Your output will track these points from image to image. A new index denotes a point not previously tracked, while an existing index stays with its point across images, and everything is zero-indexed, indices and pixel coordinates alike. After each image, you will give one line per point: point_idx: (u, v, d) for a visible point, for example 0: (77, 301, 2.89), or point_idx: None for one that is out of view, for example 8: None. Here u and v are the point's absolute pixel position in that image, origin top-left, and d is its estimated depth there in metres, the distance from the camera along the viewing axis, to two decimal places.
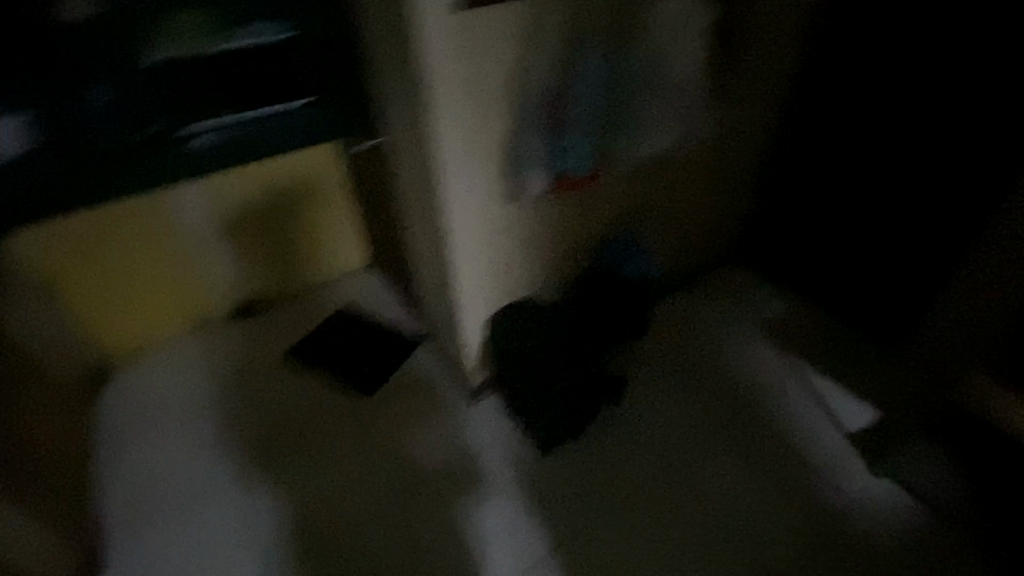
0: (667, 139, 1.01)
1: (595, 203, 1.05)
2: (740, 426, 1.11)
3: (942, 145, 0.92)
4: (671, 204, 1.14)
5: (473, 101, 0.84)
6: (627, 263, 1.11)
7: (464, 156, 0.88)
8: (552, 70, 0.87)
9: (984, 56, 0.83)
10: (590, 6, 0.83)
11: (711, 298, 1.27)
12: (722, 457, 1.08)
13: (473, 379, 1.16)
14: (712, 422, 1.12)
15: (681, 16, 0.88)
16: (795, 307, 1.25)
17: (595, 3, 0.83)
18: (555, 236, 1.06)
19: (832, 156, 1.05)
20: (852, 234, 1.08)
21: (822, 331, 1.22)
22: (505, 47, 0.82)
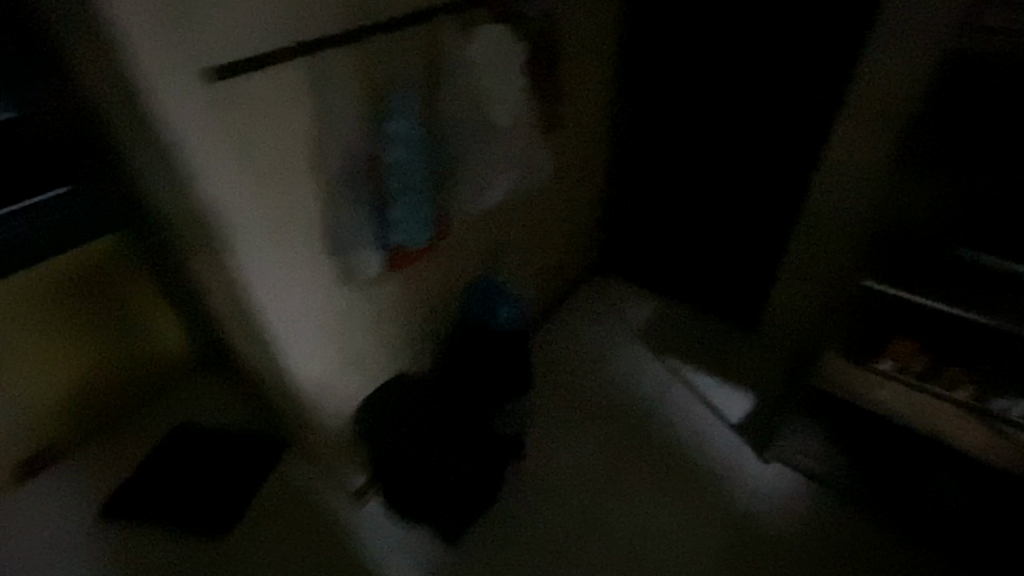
0: (506, 179, 1.14)
1: (454, 265, 1.34)
2: (602, 413, 1.66)
3: (740, 122, 1.53)
4: (519, 234, 1.55)
5: (270, 198, 0.92)
6: (495, 309, 1.43)
7: (281, 249, 0.97)
8: (363, 158, 0.99)
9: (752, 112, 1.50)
10: (389, 70, 0.98)
11: (590, 315, 1.95)
12: (594, 447, 1.58)
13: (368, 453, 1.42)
14: (615, 426, 1.63)
15: (497, 55, 1.02)
16: (668, 316, 1.96)
17: (397, 59, 0.98)
18: (412, 312, 1.32)
19: (686, 148, 1.65)
20: (724, 214, 1.70)
21: (691, 336, 1.91)
22: (293, 136, 0.91)
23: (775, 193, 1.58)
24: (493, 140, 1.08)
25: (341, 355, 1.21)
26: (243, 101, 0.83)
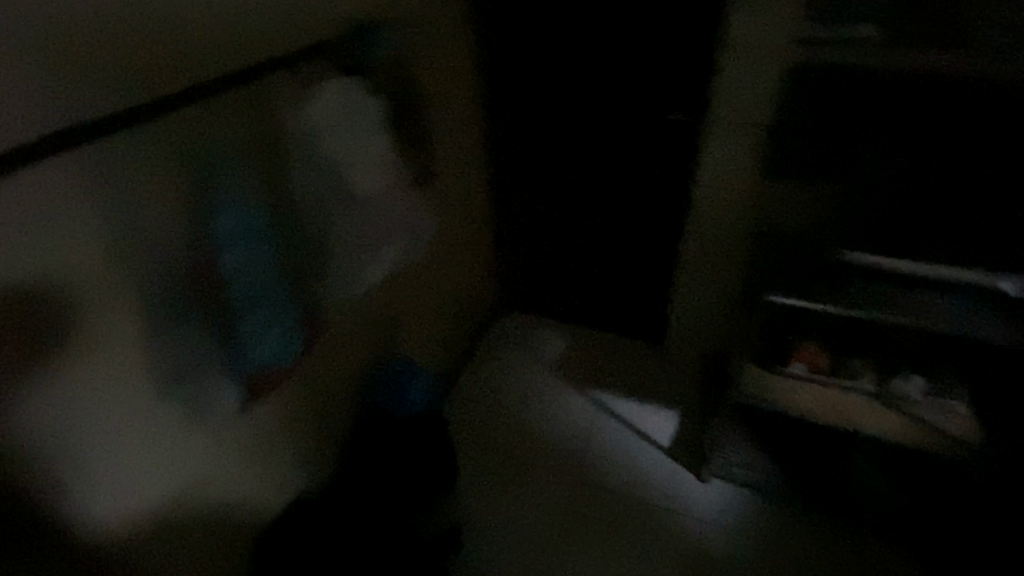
0: (368, 243, 1.08)
1: (335, 349, 1.16)
2: (529, 461, 1.57)
3: (611, 140, 1.52)
4: (410, 290, 1.40)
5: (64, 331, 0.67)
6: (400, 387, 1.29)
7: (97, 394, 0.72)
8: (200, 252, 0.79)
9: (617, 129, 1.51)
10: (213, 142, 0.80)
11: (498, 356, 1.84)
12: (529, 502, 1.49)
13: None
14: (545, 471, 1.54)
15: (344, 111, 0.94)
16: (573, 340, 1.91)
17: (222, 131, 0.81)
18: (294, 415, 1.10)
19: (561, 171, 1.61)
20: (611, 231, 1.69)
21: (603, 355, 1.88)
22: (88, 244, 0.68)
23: (652, 204, 1.60)
24: (348, 205, 1.00)
25: (208, 506, 0.93)
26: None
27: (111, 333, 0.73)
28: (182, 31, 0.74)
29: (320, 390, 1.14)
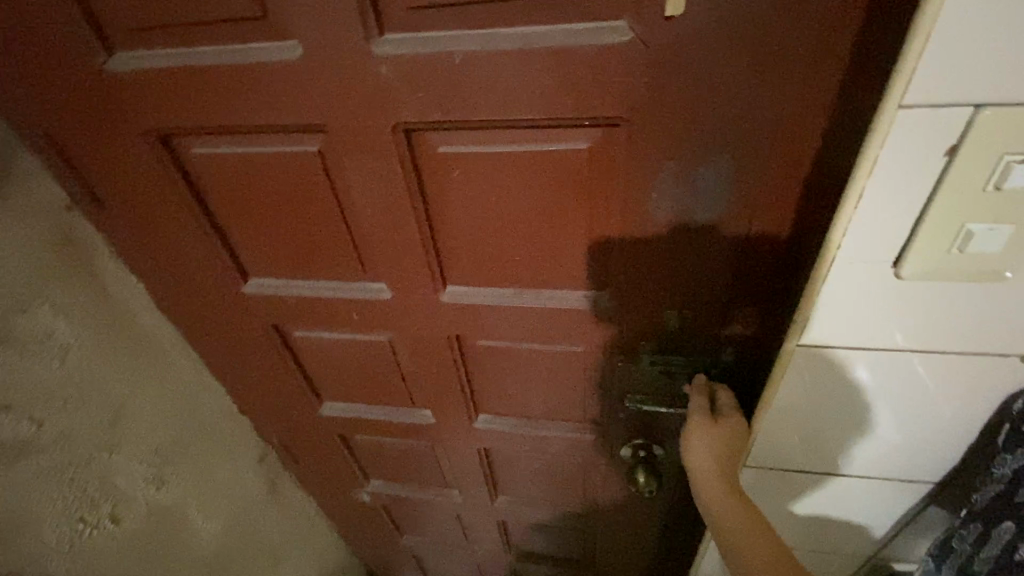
0: (227, 440, 0.90)
1: (466, 457, 0.92)
2: None
3: (283, 272, 0.67)
4: (337, 438, 0.95)
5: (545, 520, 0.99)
6: (584, 522, 0.99)
7: (599, 488, 0.89)
8: (537, 510, 1.01)
9: (261, 185, 0.58)
10: (77, 425, 0.65)
11: (591, 541, 1.03)
12: None
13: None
14: None
15: (60, 338, 0.62)
16: (628, 532, 0.95)
17: (62, 406, 0.63)
18: (548, 474, 0.91)
19: (255, 329, 0.75)
20: (546, 384, 0.74)
21: (681, 539, 0.90)
22: (536, 478, 0.93)
23: (599, 360, 0.68)
24: (171, 418, 0.78)
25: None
26: (521, 463, 0.90)
27: (559, 504, 0.96)
28: (51, 367, 0.62)
29: (544, 440, 0.83)
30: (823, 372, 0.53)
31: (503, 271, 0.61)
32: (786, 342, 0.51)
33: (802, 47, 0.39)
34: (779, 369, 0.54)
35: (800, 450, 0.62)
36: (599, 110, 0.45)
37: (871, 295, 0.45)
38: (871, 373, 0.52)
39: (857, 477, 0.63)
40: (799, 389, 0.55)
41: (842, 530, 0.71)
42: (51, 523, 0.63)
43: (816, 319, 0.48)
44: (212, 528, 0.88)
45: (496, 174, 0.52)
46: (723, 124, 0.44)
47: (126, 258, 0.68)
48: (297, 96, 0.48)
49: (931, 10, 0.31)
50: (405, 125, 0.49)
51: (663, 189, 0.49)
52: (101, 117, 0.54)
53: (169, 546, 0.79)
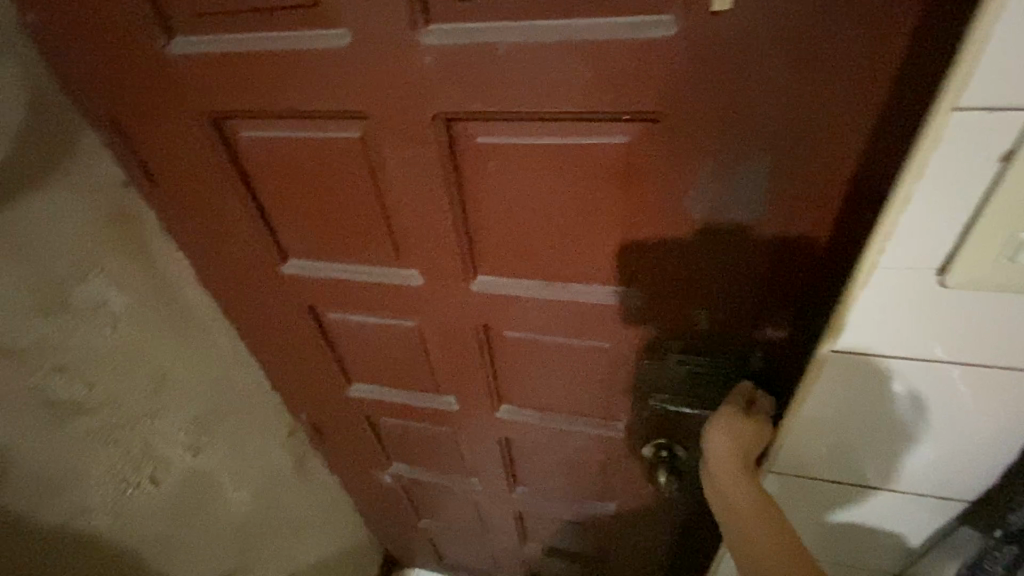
0: (260, 414, 0.93)
1: (487, 446, 0.93)
2: None
3: (319, 254, 0.69)
4: (363, 419, 0.98)
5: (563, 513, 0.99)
6: (602, 518, 0.99)
7: (619, 485, 0.89)
8: (554, 503, 1.01)
9: (304, 169, 0.60)
10: (125, 391, 0.69)
11: (607, 538, 1.03)
12: None
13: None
14: None
15: (112, 307, 0.66)
16: (645, 530, 0.95)
17: (112, 372, 0.67)
18: (567, 468, 0.91)
19: (291, 308, 0.78)
20: (570, 377, 0.75)
21: (699, 541, 0.89)
22: (555, 471, 0.93)
23: (625, 356, 0.68)
24: (209, 389, 0.82)
25: None
26: (542, 455, 0.91)
27: (578, 499, 0.97)
28: (103, 334, 0.66)
29: (565, 433, 0.83)
30: (856, 380, 0.52)
31: (534, 263, 0.61)
32: (819, 348, 0.51)
33: (851, 45, 0.38)
34: (811, 376, 0.53)
35: (826, 459, 0.61)
36: (638, 104, 0.45)
37: (912, 303, 0.44)
38: (905, 383, 0.51)
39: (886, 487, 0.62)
40: (830, 396, 0.55)
41: (866, 545, 0.70)
42: (97, 480, 0.67)
43: (850, 325, 0.47)
44: (242, 498, 0.92)
45: (532, 165, 0.52)
46: (766, 122, 0.43)
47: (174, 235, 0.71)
48: (342, 83, 0.50)
49: (992, 9, 0.30)
50: (445, 114, 0.50)
51: (701, 187, 0.49)
52: (159, 99, 0.57)
53: (202, 510, 0.83)
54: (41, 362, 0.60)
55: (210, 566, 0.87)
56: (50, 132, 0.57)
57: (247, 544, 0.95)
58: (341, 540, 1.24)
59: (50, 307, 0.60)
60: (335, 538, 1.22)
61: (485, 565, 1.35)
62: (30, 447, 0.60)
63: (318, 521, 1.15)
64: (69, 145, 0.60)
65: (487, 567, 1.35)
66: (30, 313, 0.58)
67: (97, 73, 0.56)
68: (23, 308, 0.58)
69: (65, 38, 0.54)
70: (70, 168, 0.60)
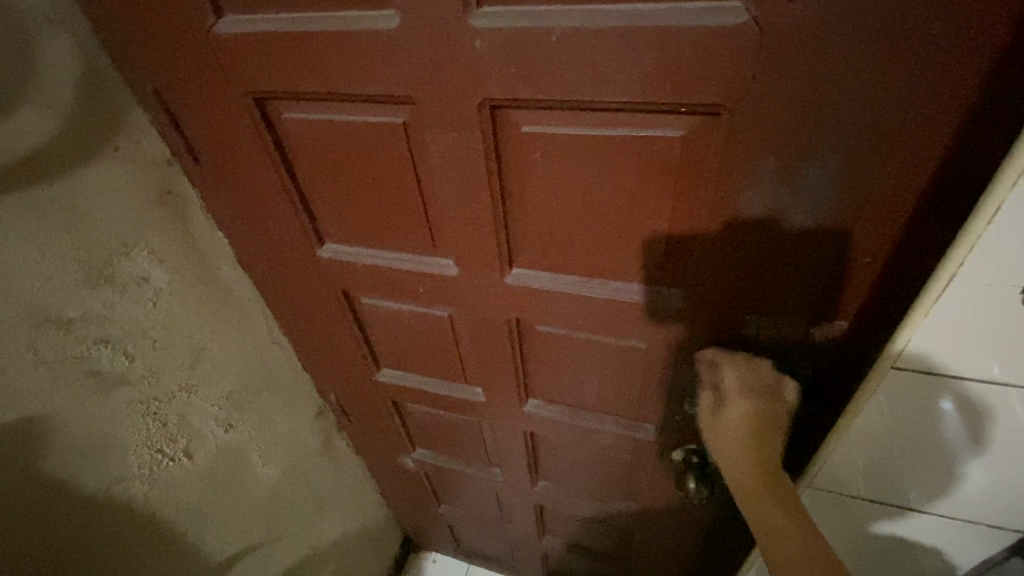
0: (291, 393, 0.95)
1: (512, 439, 0.93)
2: None
3: (356, 240, 0.69)
4: (389, 404, 0.98)
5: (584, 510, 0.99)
6: (623, 518, 0.98)
7: (643, 486, 0.87)
8: (575, 500, 1.01)
9: (346, 153, 0.59)
10: (163, 365, 0.71)
11: (627, 537, 1.02)
12: None
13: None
14: None
15: (153, 284, 0.67)
16: (668, 533, 0.94)
17: (152, 346, 0.69)
18: (591, 466, 0.90)
19: (325, 292, 0.78)
20: (602, 376, 0.73)
21: (723, 548, 0.88)
22: (579, 468, 0.92)
23: (661, 359, 0.66)
24: (244, 366, 0.83)
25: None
26: (566, 452, 0.90)
27: (600, 496, 0.96)
28: (144, 309, 0.67)
29: (592, 432, 0.82)
30: (915, 398, 0.50)
31: (573, 258, 0.60)
32: (880, 359, 0.49)
33: (941, 38, 0.35)
34: (867, 388, 0.51)
35: (873, 478, 0.59)
36: (697, 97, 0.42)
37: (987, 317, 0.42)
38: (972, 404, 0.48)
39: (934, 514, 0.59)
40: (884, 410, 0.52)
41: (906, 567, 0.67)
42: (135, 450, 0.70)
43: (918, 336, 0.46)
44: (270, 474, 0.94)
45: (579, 157, 0.50)
46: (838, 120, 0.40)
47: (214, 214, 0.72)
48: (389, 67, 0.49)
49: None
50: (492, 102, 0.48)
51: (758, 186, 0.46)
52: (207, 78, 0.57)
53: (232, 483, 0.86)
54: (87, 333, 0.62)
55: (238, 538, 0.90)
56: (99, 109, 0.58)
57: (273, 518, 0.98)
58: (361, 520, 1.26)
59: (95, 281, 0.61)
60: (357, 517, 1.25)
61: (500, 554, 1.35)
62: (73, 415, 0.62)
63: (342, 500, 1.17)
64: (116, 122, 0.60)
65: (504, 556, 1.36)
66: (76, 286, 0.60)
67: (147, 50, 0.57)
68: (70, 280, 0.59)
69: (117, 15, 0.54)
70: (117, 144, 0.61)
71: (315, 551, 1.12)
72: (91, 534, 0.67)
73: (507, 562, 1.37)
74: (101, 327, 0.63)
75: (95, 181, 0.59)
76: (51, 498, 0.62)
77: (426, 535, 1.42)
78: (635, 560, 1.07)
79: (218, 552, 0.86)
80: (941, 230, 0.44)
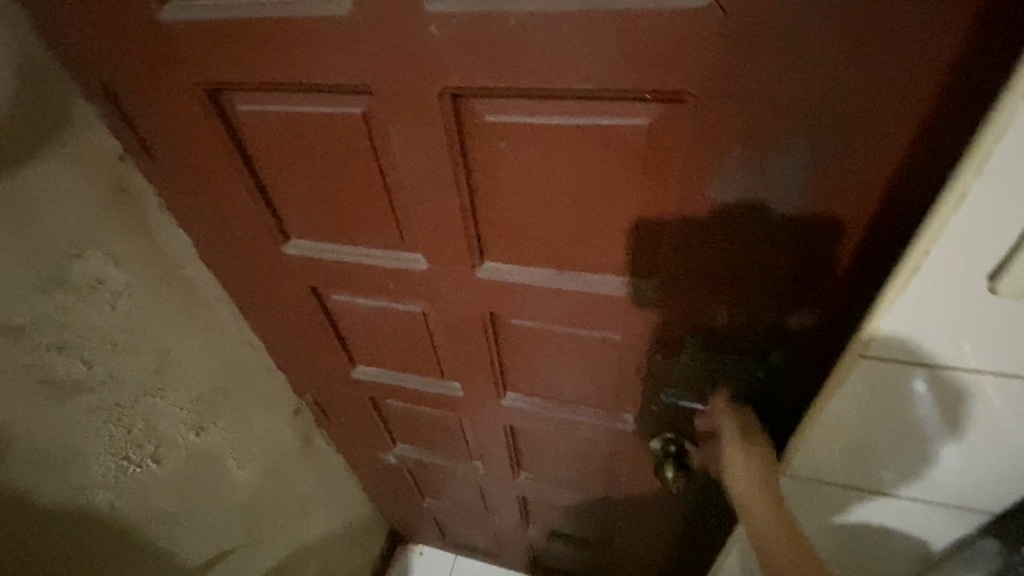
0: (266, 393, 0.93)
1: (492, 433, 0.92)
2: None
3: (323, 236, 0.67)
4: (366, 401, 0.97)
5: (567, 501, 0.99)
6: (604, 508, 0.98)
7: (624, 475, 0.88)
8: (557, 491, 1.01)
9: (306, 147, 0.57)
10: (125, 369, 0.68)
11: (611, 524, 1.02)
12: None
13: (640, 565, 1.09)
14: None
15: (110, 286, 0.65)
16: (648, 520, 0.95)
17: (111, 351, 0.66)
18: (572, 457, 0.90)
19: (294, 290, 0.76)
20: (578, 368, 0.72)
21: (704, 532, 0.89)
22: (559, 459, 0.92)
23: (636, 350, 0.66)
24: (213, 367, 0.81)
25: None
26: (547, 444, 0.90)
27: (581, 486, 0.96)
28: (101, 313, 0.64)
29: (571, 424, 0.82)
30: (886, 383, 0.50)
31: (544, 251, 0.58)
32: (852, 347, 0.48)
33: (907, 19, 0.34)
34: (838, 376, 0.51)
35: (848, 464, 0.59)
36: (662, 83, 0.41)
37: (956, 304, 0.42)
38: (939, 390, 0.49)
39: (906, 497, 0.60)
40: (856, 397, 0.52)
41: (881, 549, 0.68)
42: (99, 457, 0.67)
43: (886, 324, 0.45)
44: (247, 476, 0.92)
45: (545, 147, 0.49)
46: (805, 106, 0.39)
47: (174, 212, 0.69)
48: (344, 55, 0.47)
49: None
50: (453, 90, 0.46)
51: (727, 175, 0.46)
52: (154, 69, 0.54)
53: (206, 488, 0.84)
54: (39, 340, 0.59)
55: (215, 542, 0.88)
56: (41, 104, 0.55)
57: (253, 520, 0.96)
58: (344, 517, 1.25)
59: (47, 285, 0.58)
60: (340, 515, 1.24)
61: (486, 546, 1.35)
62: (30, 425, 0.60)
63: (324, 499, 1.16)
64: (62, 117, 0.57)
65: (490, 547, 1.36)
66: (26, 291, 0.57)
67: (88, 40, 0.53)
68: (19, 285, 0.56)
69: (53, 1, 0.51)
70: (64, 141, 0.58)
71: (298, 550, 1.11)
72: (56, 547, 0.65)
73: (492, 553, 1.37)
74: (55, 334, 0.60)
75: (40, 180, 0.56)
76: (10, 512, 0.59)
77: (412, 530, 1.42)
78: (618, 546, 1.08)
79: (194, 557, 0.84)
80: (909, 215, 0.44)
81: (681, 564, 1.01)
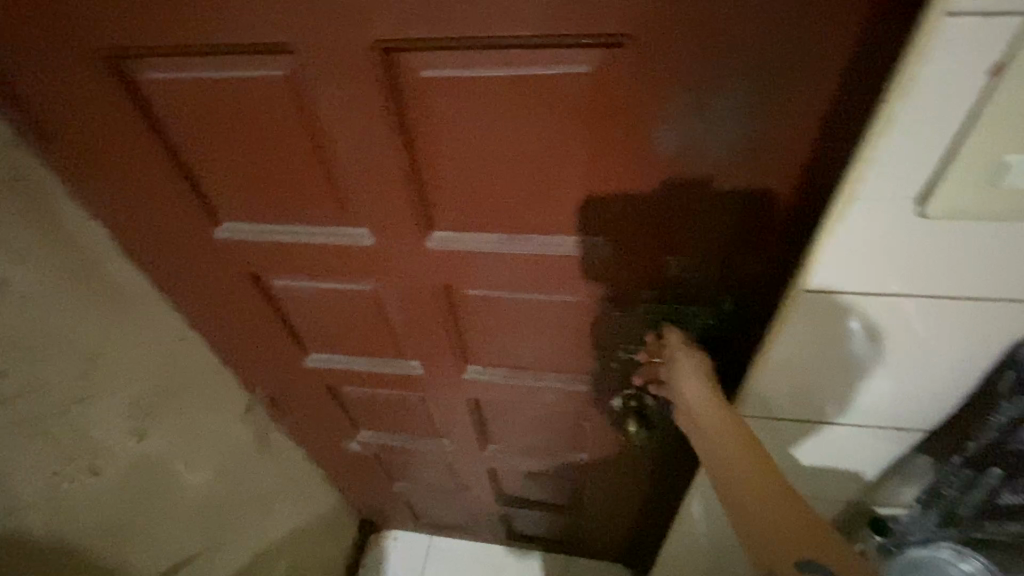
0: (212, 391, 0.87)
1: (456, 408, 0.91)
2: None
3: (256, 216, 0.63)
4: (322, 389, 0.93)
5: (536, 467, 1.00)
6: (572, 469, 1.00)
7: (590, 436, 0.89)
8: (525, 459, 1.02)
9: (226, 117, 0.52)
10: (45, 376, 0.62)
11: (579, 484, 1.05)
12: None
13: (611, 520, 1.13)
14: None
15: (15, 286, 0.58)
16: (615, 476, 0.97)
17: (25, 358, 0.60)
18: (538, 424, 0.91)
19: (233, 278, 0.72)
20: (537, 333, 0.72)
21: (668, 480, 0.92)
22: (525, 427, 0.93)
23: (592, 309, 0.66)
24: (151, 369, 0.75)
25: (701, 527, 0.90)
26: (512, 413, 0.90)
27: (549, 451, 0.97)
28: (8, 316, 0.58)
29: (534, 390, 0.82)
30: (827, 319, 0.52)
31: (493, 215, 0.57)
32: (794, 285, 0.50)
33: None
34: (783, 316, 0.53)
35: (796, 400, 0.62)
36: (600, 28, 0.40)
37: (887, 235, 0.44)
38: (875, 321, 0.51)
39: (849, 426, 0.64)
40: (800, 335, 0.55)
41: (829, 476, 0.73)
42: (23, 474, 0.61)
43: (824, 260, 0.47)
44: (200, 479, 0.87)
45: (484, 104, 0.47)
46: (741, 45, 0.39)
47: (84, 201, 0.63)
48: (260, 11, 0.43)
49: None
50: (383, 44, 0.43)
51: (670, 122, 0.45)
52: (41, 36, 0.48)
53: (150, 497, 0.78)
54: None
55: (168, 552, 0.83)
56: None
57: (210, 525, 0.91)
58: (311, 511, 1.22)
59: None
60: (307, 508, 1.20)
61: (460, 522, 1.36)
62: None
63: (287, 494, 1.12)
64: None
65: (464, 523, 1.36)
66: None
67: None
68: None
69: None
70: None
71: (263, 550, 1.07)
72: None
73: (466, 528, 1.38)
74: None
75: None
76: None
77: (383, 515, 1.40)
78: (588, 504, 1.11)
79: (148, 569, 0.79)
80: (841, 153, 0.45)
81: (649, 514, 1.05)
